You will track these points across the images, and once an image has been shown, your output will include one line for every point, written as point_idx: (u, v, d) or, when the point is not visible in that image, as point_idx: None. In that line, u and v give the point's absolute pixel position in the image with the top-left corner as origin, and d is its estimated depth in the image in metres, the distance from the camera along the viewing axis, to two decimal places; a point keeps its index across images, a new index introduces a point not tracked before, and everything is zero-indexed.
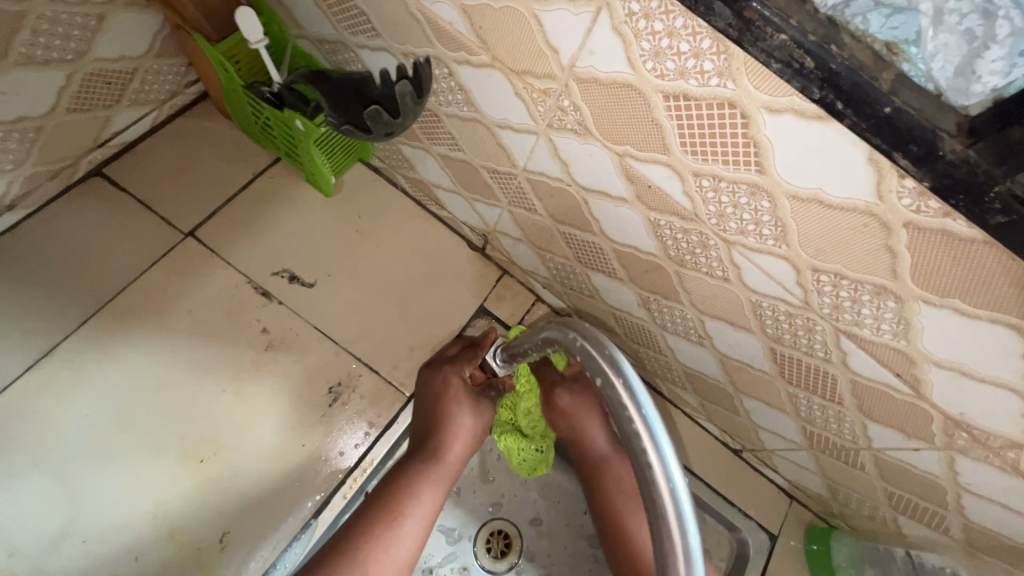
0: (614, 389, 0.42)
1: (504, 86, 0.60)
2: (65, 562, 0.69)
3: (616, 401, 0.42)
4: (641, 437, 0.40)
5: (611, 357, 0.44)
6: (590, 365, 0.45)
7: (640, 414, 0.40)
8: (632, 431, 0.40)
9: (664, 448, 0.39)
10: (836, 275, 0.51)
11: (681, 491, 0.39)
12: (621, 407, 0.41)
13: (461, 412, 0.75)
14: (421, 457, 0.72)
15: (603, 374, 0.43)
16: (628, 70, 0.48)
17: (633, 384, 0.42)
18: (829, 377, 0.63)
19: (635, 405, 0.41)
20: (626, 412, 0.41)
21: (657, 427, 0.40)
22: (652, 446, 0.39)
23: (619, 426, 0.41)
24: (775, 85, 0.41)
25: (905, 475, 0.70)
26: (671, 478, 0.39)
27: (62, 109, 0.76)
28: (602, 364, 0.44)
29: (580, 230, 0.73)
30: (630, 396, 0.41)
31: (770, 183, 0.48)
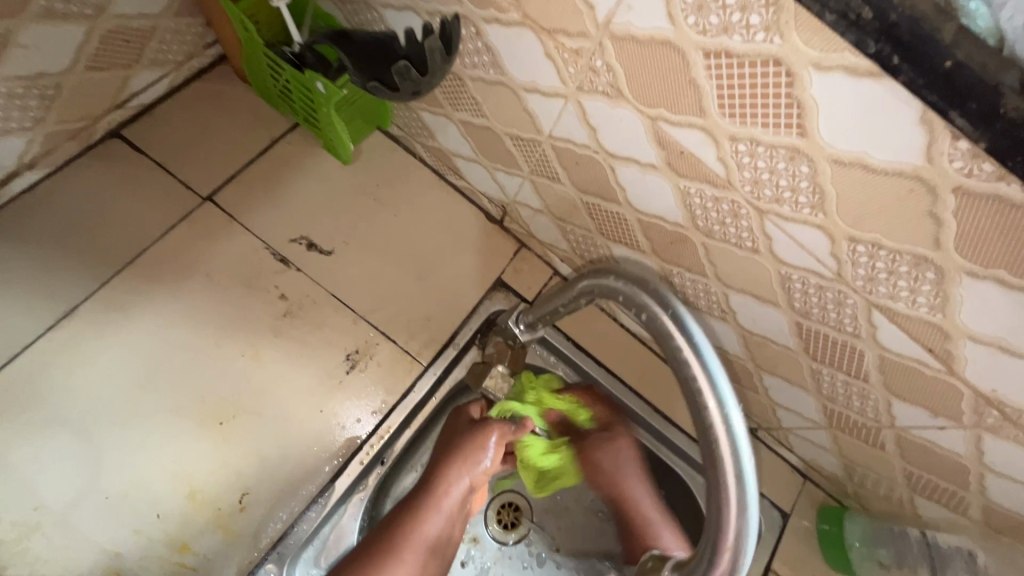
0: (661, 322, 0.49)
1: (534, 46, 0.58)
2: (89, 518, 0.70)
3: (667, 333, 0.49)
4: (689, 361, 0.47)
5: (659, 295, 0.50)
6: (635, 303, 0.52)
7: (689, 340, 0.48)
8: (683, 358, 0.47)
9: (716, 375, 0.47)
10: (873, 245, 0.50)
11: (732, 411, 0.46)
12: (670, 337, 0.49)
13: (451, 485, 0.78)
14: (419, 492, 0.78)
15: (652, 310, 0.50)
16: (667, 26, 0.46)
17: (684, 318, 0.49)
18: (856, 352, 0.62)
19: (685, 337, 0.48)
20: (675, 342, 0.48)
21: (705, 350, 0.47)
22: (703, 371, 0.47)
23: (671, 357, 0.49)
24: (826, 38, 0.39)
25: (927, 455, 0.69)
26: (723, 404, 0.46)
27: (82, 67, 0.76)
28: (647, 298, 0.51)
29: (604, 200, 0.72)
30: (678, 326, 0.48)
31: (811, 147, 0.46)
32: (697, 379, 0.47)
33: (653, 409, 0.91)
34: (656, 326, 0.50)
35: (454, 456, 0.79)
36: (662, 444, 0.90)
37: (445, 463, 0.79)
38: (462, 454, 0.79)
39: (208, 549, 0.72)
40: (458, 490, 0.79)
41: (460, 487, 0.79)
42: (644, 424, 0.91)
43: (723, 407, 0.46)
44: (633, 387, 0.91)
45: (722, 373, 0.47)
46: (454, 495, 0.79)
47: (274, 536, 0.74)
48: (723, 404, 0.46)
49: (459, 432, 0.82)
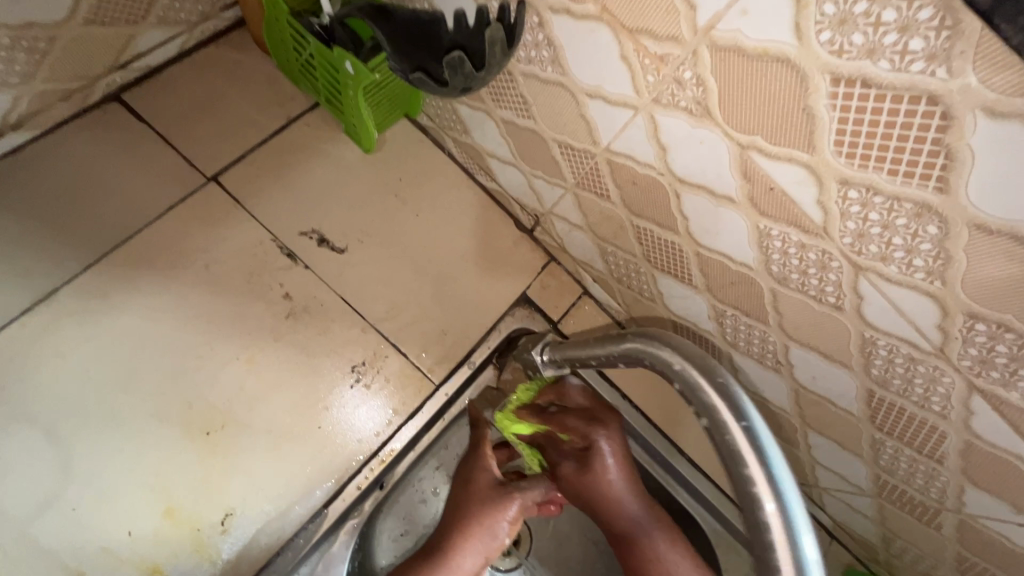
0: (732, 438, 0.40)
1: (608, 45, 0.49)
2: (52, 531, 0.62)
3: (737, 454, 0.39)
4: (765, 500, 0.38)
5: (735, 401, 0.41)
6: (698, 401, 0.43)
7: (765, 469, 0.38)
8: (757, 496, 0.38)
9: (798, 527, 0.37)
10: (999, 326, 0.42)
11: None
12: (740, 459, 0.39)
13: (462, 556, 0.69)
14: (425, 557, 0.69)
15: (720, 419, 0.41)
16: (790, 41, 0.38)
17: (762, 441, 0.39)
18: (936, 432, 0.55)
19: (763, 466, 0.39)
20: (747, 470, 0.39)
21: (786, 489, 0.38)
22: (781, 519, 0.37)
23: (737, 485, 0.39)
24: (1015, 76, 0.30)
25: (992, 547, 0.61)
26: (803, 566, 0.37)
27: (81, 19, 0.67)
28: (715, 399, 0.42)
29: (659, 226, 0.63)
30: (752, 445, 0.39)
31: (948, 206, 0.38)
32: (771, 529, 0.37)
33: (676, 450, 0.84)
34: (722, 440, 0.41)
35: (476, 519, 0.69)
36: (675, 481, 0.83)
37: (465, 526, 0.69)
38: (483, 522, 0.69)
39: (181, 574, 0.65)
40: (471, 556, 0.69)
41: (474, 558, 0.69)
42: (659, 460, 0.84)
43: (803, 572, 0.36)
44: (656, 425, 0.84)
45: (804, 522, 0.38)
46: (465, 565, 0.69)
47: (257, 564, 0.67)
48: (802, 567, 0.36)
49: (480, 497, 0.71)
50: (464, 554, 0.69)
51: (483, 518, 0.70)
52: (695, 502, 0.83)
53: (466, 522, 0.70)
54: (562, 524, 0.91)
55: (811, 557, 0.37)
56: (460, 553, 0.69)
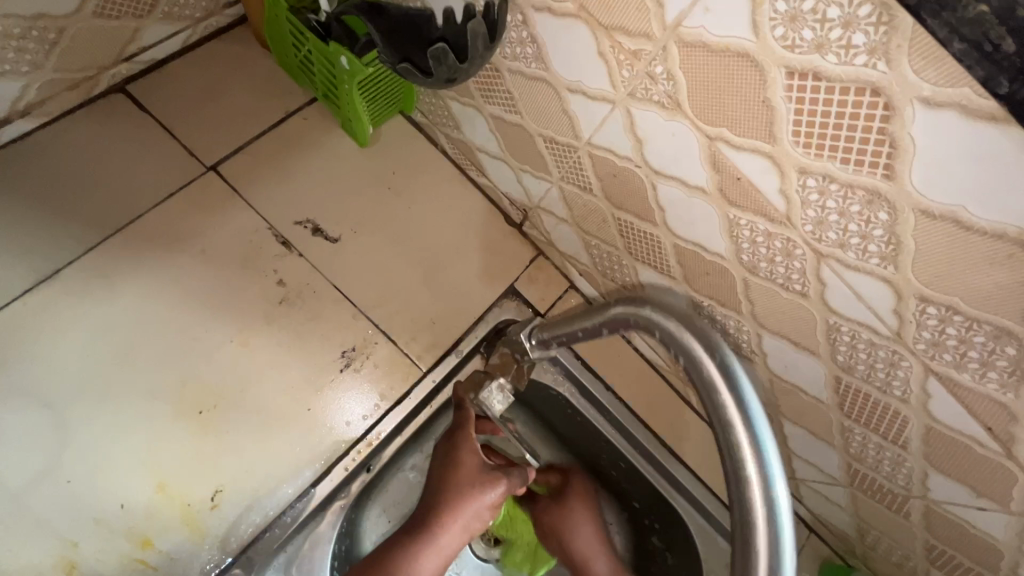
0: (707, 371, 0.44)
1: (586, 41, 0.52)
2: (47, 502, 0.65)
3: (712, 385, 0.44)
4: (742, 436, 0.42)
5: (709, 337, 0.45)
6: (683, 352, 0.46)
7: (743, 410, 0.43)
8: (730, 420, 0.43)
9: (769, 459, 0.42)
10: (948, 309, 0.44)
11: (781, 502, 0.41)
12: (715, 388, 0.44)
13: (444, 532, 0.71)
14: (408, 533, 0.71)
15: (697, 355, 0.45)
16: (748, 37, 0.40)
17: (742, 384, 0.43)
18: (899, 417, 0.57)
19: (741, 407, 0.43)
20: (728, 412, 0.43)
21: (761, 427, 0.42)
22: (755, 452, 0.42)
23: (718, 424, 0.43)
24: (944, 68, 0.33)
25: (958, 533, 0.63)
26: (772, 494, 0.41)
27: (88, 12, 0.70)
28: (692, 339, 0.46)
29: (639, 218, 0.66)
30: (726, 375, 0.44)
31: (896, 193, 0.40)
32: (742, 444, 0.42)
33: (659, 442, 0.85)
34: (699, 374, 0.45)
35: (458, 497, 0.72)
36: (660, 475, 0.86)
37: (448, 503, 0.72)
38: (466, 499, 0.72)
39: (172, 547, 0.67)
40: (453, 532, 0.71)
41: (457, 535, 0.72)
42: (645, 454, 0.86)
43: (772, 499, 0.41)
44: (639, 415, 0.85)
45: (774, 455, 0.42)
46: (447, 543, 0.71)
47: (245, 540, 0.69)
48: (769, 477, 0.41)
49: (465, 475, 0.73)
50: (446, 531, 0.71)
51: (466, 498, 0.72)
52: (679, 497, 0.85)
53: (449, 501, 0.72)
54: None
55: (780, 485, 0.41)
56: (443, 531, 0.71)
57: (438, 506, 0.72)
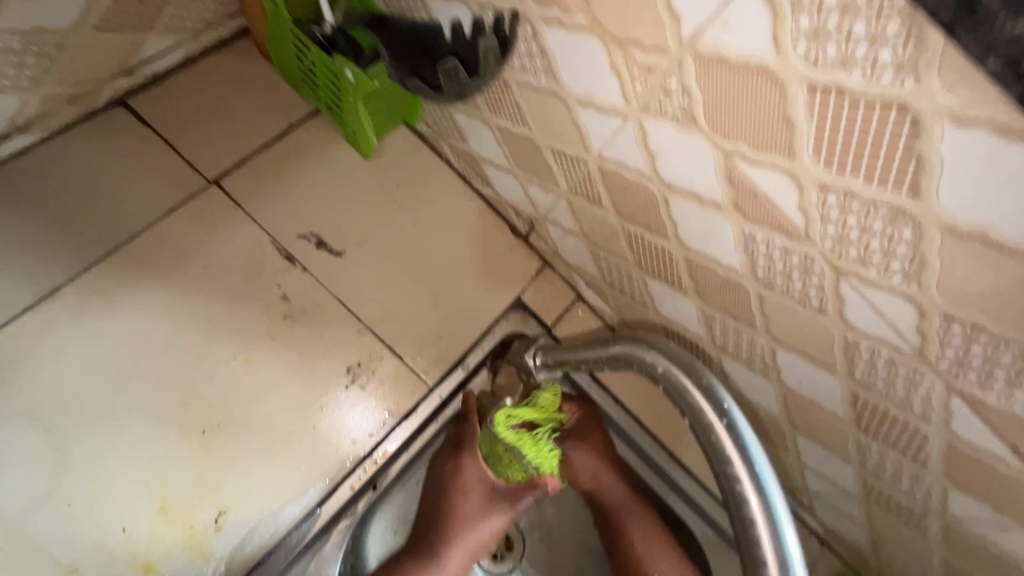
0: (717, 438, 0.42)
1: (598, 55, 0.51)
2: (47, 528, 0.63)
3: (722, 454, 0.41)
4: (750, 497, 0.40)
5: (719, 400, 0.43)
6: (685, 402, 0.44)
7: (749, 468, 0.40)
8: (743, 494, 0.40)
9: (780, 519, 0.39)
10: (974, 328, 0.43)
11: (795, 566, 0.39)
12: (727, 460, 0.41)
13: (451, 551, 0.72)
14: (416, 552, 0.72)
15: (706, 420, 0.43)
16: (769, 52, 0.40)
17: (746, 440, 0.41)
18: (918, 434, 0.56)
19: (748, 467, 0.40)
20: (733, 469, 0.41)
21: (769, 486, 0.40)
22: (765, 516, 0.39)
23: (723, 485, 0.41)
24: (977, 87, 0.32)
25: (976, 550, 0.62)
26: (787, 562, 0.39)
27: (89, 26, 0.69)
28: (700, 399, 0.44)
29: (650, 232, 0.65)
30: (738, 445, 0.41)
31: (921, 211, 0.39)
32: (756, 524, 0.39)
33: (664, 451, 0.85)
34: (708, 441, 0.42)
35: (461, 518, 0.73)
36: (669, 488, 0.84)
37: (451, 523, 0.73)
38: (467, 519, 0.73)
39: (176, 572, 0.65)
40: (458, 555, 0.73)
41: (461, 556, 0.73)
42: (652, 465, 0.85)
43: (786, 564, 0.38)
44: (646, 425, 0.85)
45: (786, 516, 0.40)
46: (454, 563, 0.73)
47: (249, 562, 0.68)
48: (787, 561, 0.39)
49: (467, 492, 0.74)
50: (450, 553, 0.72)
51: (469, 517, 0.73)
52: (686, 506, 0.84)
53: (451, 521, 0.73)
54: (554, 529, 0.92)
55: (794, 553, 0.39)
56: (447, 552, 0.72)
57: (441, 528, 0.73)
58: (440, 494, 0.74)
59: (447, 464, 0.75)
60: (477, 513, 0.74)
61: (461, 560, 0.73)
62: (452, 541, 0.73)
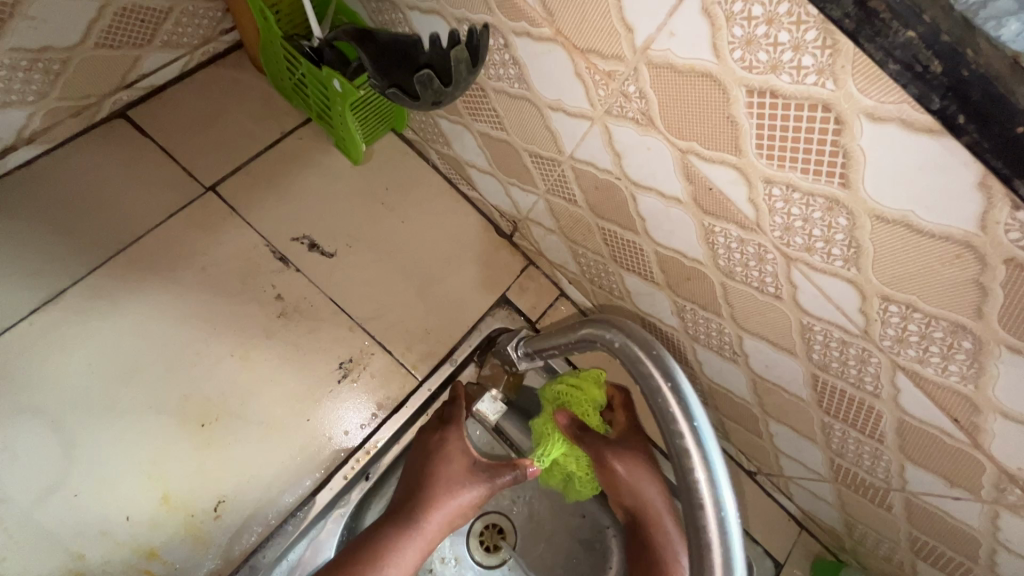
0: (663, 398, 0.45)
1: (564, 63, 0.55)
2: (54, 517, 0.66)
3: (667, 412, 0.45)
4: (690, 449, 0.43)
5: (665, 366, 0.47)
6: (637, 371, 0.48)
7: (690, 425, 0.44)
8: (684, 446, 0.43)
9: (718, 472, 0.42)
10: (908, 307, 0.47)
11: (730, 515, 0.41)
12: (671, 417, 0.44)
13: (430, 515, 0.72)
14: (394, 520, 0.71)
15: (654, 383, 0.46)
16: (710, 59, 0.44)
17: (688, 401, 0.45)
18: (874, 412, 0.59)
19: (689, 422, 0.44)
20: (676, 427, 0.44)
21: (707, 440, 0.43)
22: (703, 464, 0.42)
23: (667, 439, 0.44)
24: (886, 88, 0.36)
25: (936, 523, 0.66)
26: (722, 506, 0.41)
27: (91, 44, 0.73)
28: (650, 366, 0.47)
29: (621, 227, 0.69)
30: (681, 403, 0.44)
31: (852, 200, 0.43)
32: (695, 472, 0.42)
33: (651, 445, 0.88)
34: (656, 401, 0.46)
35: (443, 487, 0.73)
36: None
37: (432, 492, 0.72)
38: (449, 489, 0.73)
39: (175, 557, 0.69)
40: (437, 522, 0.72)
41: (438, 522, 0.72)
42: None
43: (721, 510, 0.41)
44: (630, 418, 0.88)
45: (723, 469, 0.43)
46: (429, 529, 0.72)
47: (247, 548, 0.71)
48: (722, 506, 0.41)
49: (453, 463, 0.74)
50: (429, 519, 0.71)
51: (450, 486, 0.73)
52: (669, 494, 0.87)
53: (432, 492, 0.73)
54: (542, 519, 0.95)
55: (729, 496, 0.41)
56: (426, 518, 0.72)
57: (422, 497, 0.72)
58: (422, 465, 0.75)
59: (433, 436, 0.77)
60: (460, 482, 0.73)
61: (437, 527, 0.72)
62: (432, 507, 0.72)
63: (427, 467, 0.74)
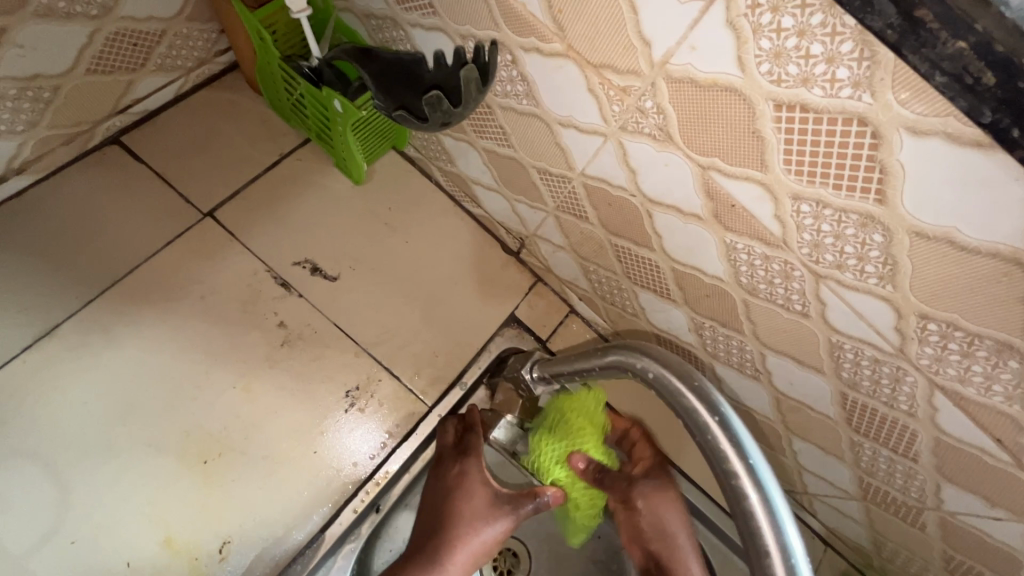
0: (713, 435, 0.42)
1: (576, 79, 0.53)
2: (51, 566, 0.63)
3: (718, 451, 0.42)
4: (748, 491, 0.40)
5: (710, 399, 0.44)
6: (679, 405, 0.45)
7: (745, 463, 0.41)
8: (741, 487, 0.40)
9: (781, 514, 0.40)
10: (948, 325, 0.44)
11: (798, 560, 0.39)
12: (723, 456, 0.42)
13: (456, 556, 0.69)
14: (415, 561, 0.69)
15: (700, 419, 0.44)
16: (734, 72, 0.42)
17: (740, 436, 0.42)
18: (908, 431, 0.57)
19: (743, 460, 0.41)
20: (729, 466, 0.41)
21: (766, 479, 0.41)
22: (765, 507, 0.40)
23: (722, 481, 0.42)
24: (928, 101, 0.34)
25: (974, 543, 0.63)
26: (790, 553, 0.39)
27: (82, 70, 0.71)
28: (693, 399, 0.45)
29: (635, 244, 0.66)
30: (734, 442, 0.42)
31: (889, 216, 0.41)
32: (757, 515, 0.40)
33: (669, 465, 0.85)
34: (704, 439, 0.43)
35: (465, 525, 0.70)
36: (673, 498, 0.84)
37: (453, 530, 0.70)
38: (470, 525, 0.70)
39: None
40: (459, 562, 0.69)
41: (463, 561, 0.70)
42: None
43: (790, 557, 0.39)
44: (648, 438, 0.85)
45: (785, 509, 0.40)
46: (453, 571, 0.69)
47: None
48: (789, 551, 0.39)
49: (473, 498, 0.72)
50: (451, 559, 0.69)
51: (472, 523, 0.71)
52: (690, 515, 0.84)
53: (452, 532, 0.70)
54: (559, 543, 0.92)
55: (795, 539, 0.39)
56: (449, 559, 0.69)
57: (442, 535, 0.70)
58: (440, 501, 0.72)
59: (450, 468, 0.74)
60: (482, 518, 0.71)
61: (463, 565, 0.70)
62: (454, 547, 0.70)
63: (446, 502, 0.72)
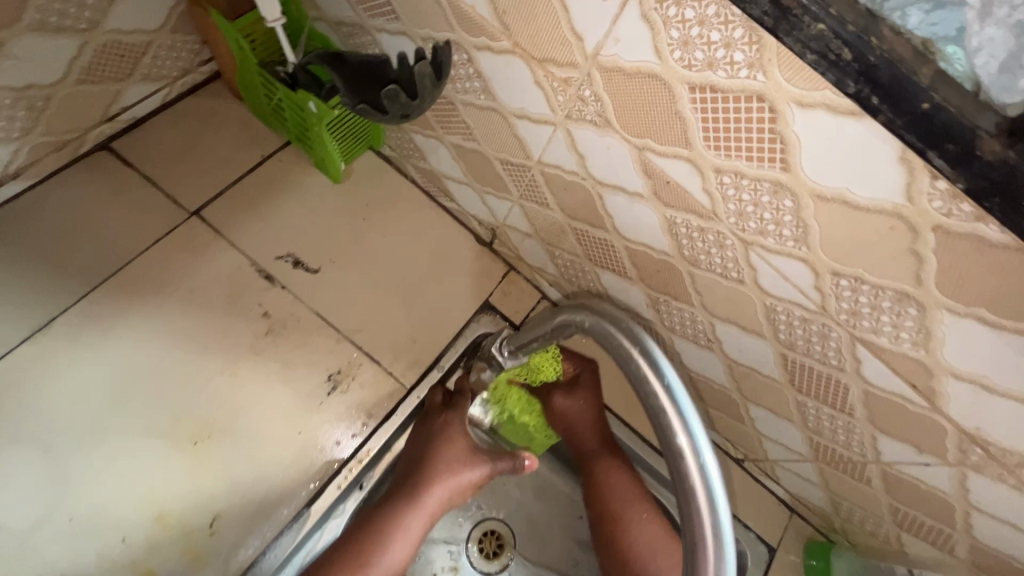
0: (636, 363, 0.48)
1: (525, 74, 0.59)
2: (51, 543, 0.67)
3: (641, 375, 0.47)
4: (665, 406, 0.45)
5: (635, 334, 0.50)
6: (610, 344, 0.51)
7: (662, 383, 0.46)
8: (658, 403, 0.45)
9: (693, 424, 0.45)
10: (857, 280, 0.50)
11: (706, 457, 0.44)
12: (645, 380, 0.47)
13: (434, 486, 0.74)
14: (396, 498, 0.74)
15: (626, 352, 0.49)
16: (654, 60, 0.47)
17: (658, 360, 0.47)
18: (841, 387, 0.62)
19: (660, 381, 0.46)
20: (649, 386, 0.46)
21: (680, 395, 0.46)
22: (679, 417, 0.45)
23: (645, 401, 0.46)
24: (808, 76, 0.40)
25: (913, 492, 0.68)
26: (700, 454, 0.44)
27: (73, 80, 0.76)
28: (622, 337, 0.50)
29: (592, 226, 0.72)
30: (653, 367, 0.47)
31: (794, 182, 0.47)
32: (673, 424, 0.45)
33: (640, 439, 0.90)
34: (630, 368, 0.48)
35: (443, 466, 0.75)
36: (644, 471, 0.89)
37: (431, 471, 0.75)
38: (450, 467, 0.75)
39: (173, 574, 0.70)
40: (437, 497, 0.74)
41: (439, 496, 0.74)
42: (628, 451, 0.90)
43: (700, 456, 0.43)
44: (619, 415, 0.90)
45: (697, 418, 0.45)
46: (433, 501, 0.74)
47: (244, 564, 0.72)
48: (700, 452, 0.44)
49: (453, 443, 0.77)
50: (429, 495, 0.74)
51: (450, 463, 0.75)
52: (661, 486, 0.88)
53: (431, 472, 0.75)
54: (540, 520, 0.96)
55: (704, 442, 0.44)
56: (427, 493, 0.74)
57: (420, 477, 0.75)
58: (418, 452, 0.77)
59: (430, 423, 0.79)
60: (460, 461, 0.76)
61: (441, 497, 0.75)
62: (433, 485, 0.74)
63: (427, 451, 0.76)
